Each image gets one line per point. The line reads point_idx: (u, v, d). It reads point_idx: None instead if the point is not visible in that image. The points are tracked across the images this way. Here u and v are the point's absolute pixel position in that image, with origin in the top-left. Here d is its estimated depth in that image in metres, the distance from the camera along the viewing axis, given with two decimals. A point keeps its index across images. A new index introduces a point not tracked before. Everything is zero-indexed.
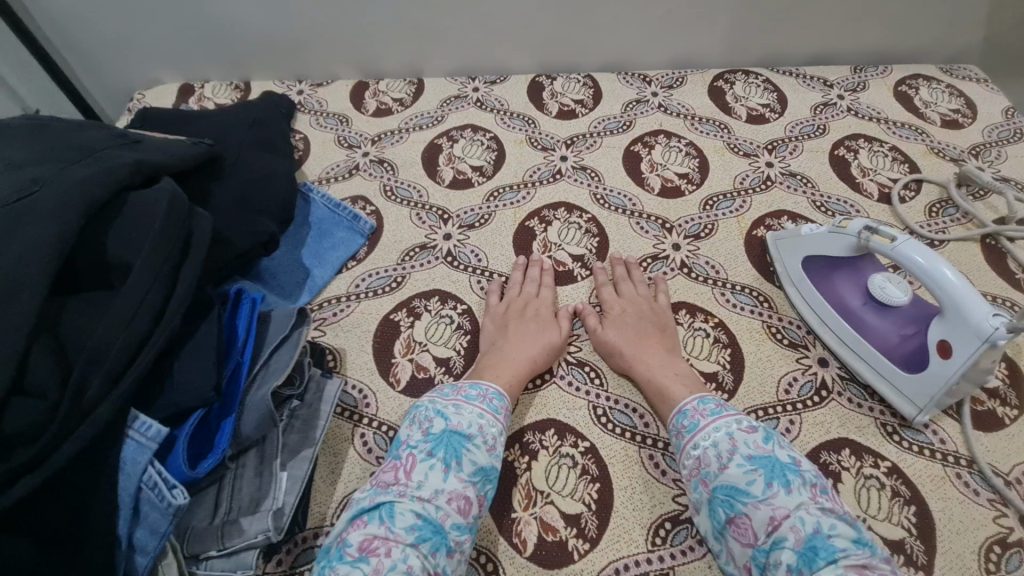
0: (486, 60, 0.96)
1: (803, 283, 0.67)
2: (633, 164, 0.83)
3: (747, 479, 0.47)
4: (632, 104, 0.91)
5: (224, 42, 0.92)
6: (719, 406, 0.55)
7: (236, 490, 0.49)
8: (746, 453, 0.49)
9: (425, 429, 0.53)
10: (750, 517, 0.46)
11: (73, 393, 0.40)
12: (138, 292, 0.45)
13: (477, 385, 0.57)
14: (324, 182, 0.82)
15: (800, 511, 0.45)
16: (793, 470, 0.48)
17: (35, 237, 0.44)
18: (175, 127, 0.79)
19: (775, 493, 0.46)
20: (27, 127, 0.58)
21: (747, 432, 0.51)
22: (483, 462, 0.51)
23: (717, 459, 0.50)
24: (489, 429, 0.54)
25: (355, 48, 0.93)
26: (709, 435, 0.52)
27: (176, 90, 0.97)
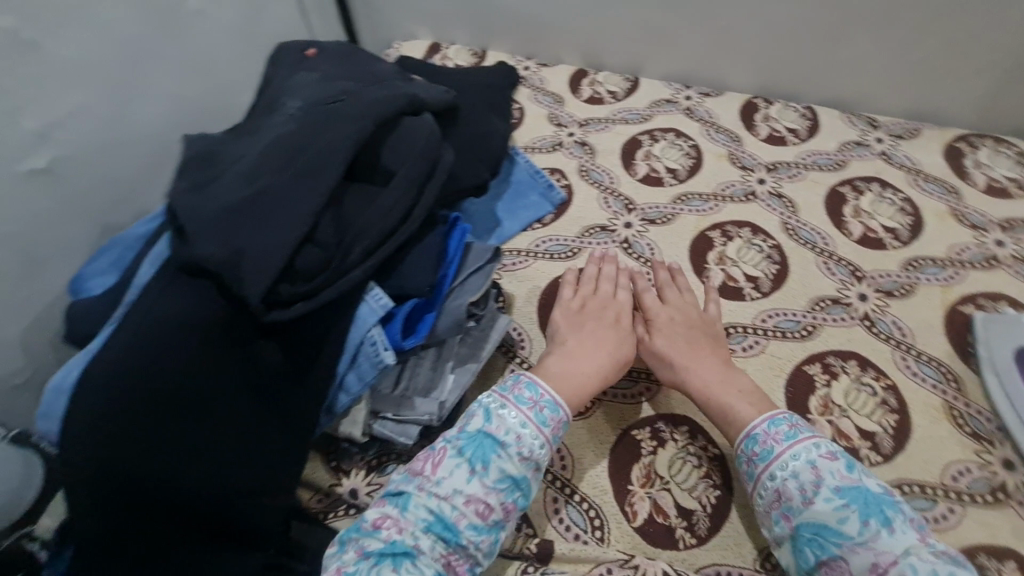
0: (707, 72, 0.98)
1: (1009, 375, 0.61)
2: (836, 204, 0.80)
3: (838, 516, 0.46)
4: (849, 145, 0.87)
5: (479, 13, 1.05)
6: (793, 428, 0.53)
7: (414, 374, 0.58)
8: (833, 485, 0.48)
9: (463, 424, 0.53)
10: (847, 561, 0.45)
11: (341, 256, 0.52)
12: (397, 194, 0.56)
13: (530, 387, 0.55)
14: (529, 149, 0.91)
15: (909, 557, 0.43)
16: (889, 505, 0.46)
17: (343, 131, 0.56)
18: (426, 75, 0.93)
19: (874, 536, 0.45)
20: (339, 51, 0.73)
21: (828, 459, 0.50)
22: (510, 472, 0.50)
23: (800, 493, 0.49)
24: (528, 438, 0.52)
25: (588, 36, 1.01)
26: (787, 465, 0.50)
27: (426, 46, 1.12)
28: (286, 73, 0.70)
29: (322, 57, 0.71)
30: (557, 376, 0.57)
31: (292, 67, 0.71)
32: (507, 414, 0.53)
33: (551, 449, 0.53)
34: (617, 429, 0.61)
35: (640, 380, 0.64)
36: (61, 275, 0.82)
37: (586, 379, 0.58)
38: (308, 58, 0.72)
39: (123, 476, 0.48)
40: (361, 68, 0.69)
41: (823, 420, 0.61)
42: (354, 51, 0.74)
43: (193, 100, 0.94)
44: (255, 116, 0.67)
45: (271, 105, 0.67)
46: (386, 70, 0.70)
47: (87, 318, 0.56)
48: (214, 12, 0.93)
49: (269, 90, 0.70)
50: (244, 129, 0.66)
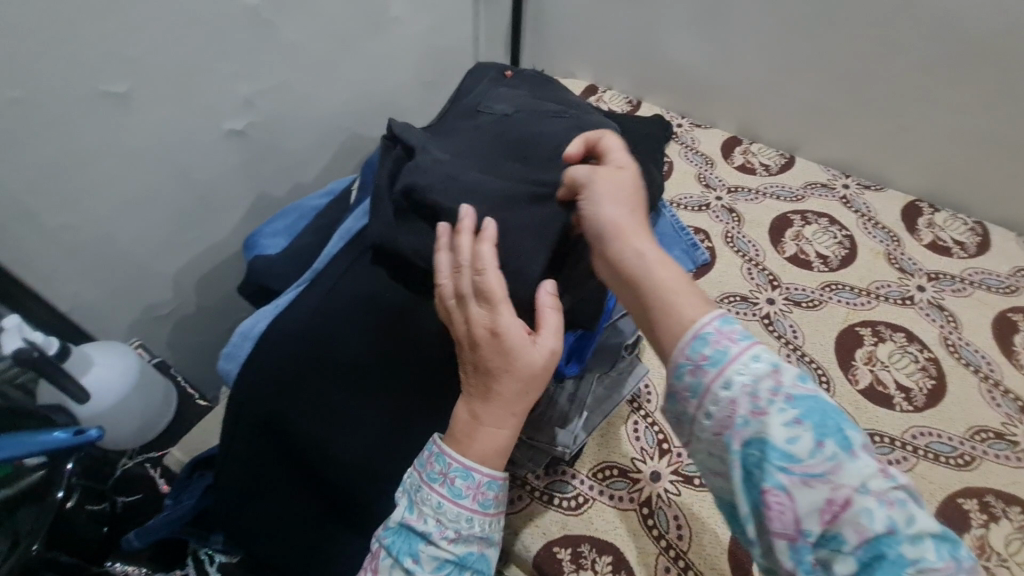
0: (870, 165, 0.95)
1: None
2: (1005, 331, 0.74)
3: (791, 435, 0.35)
4: (1023, 271, 0.81)
5: (646, 65, 1.08)
6: (743, 327, 0.40)
7: (553, 404, 0.60)
8: (788, 394, 0.36)
9: (387, 519, 0.46)
10: (796, 500, 0.34)
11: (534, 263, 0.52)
12: None
13: (438, 458, 0.44)
14: (676, 205, 0.91)
15: (867, 496, 0.33)
16: (843, 420, 0.36)
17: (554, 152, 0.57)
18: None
19: (835, 467, 0.34)
20: (540, 80, 0.76)
21: (782, 363, 0.38)
22: (442, 556, 0.43)
23: (749, 404, 0.36)
24: (448, 518, 0.43)
25: (751, 107, 1.01)
26: (740, 369, 0.37)
27: (584, 86, 1.15)
28: (489, 88, 0.73)
29: (524, 83, 0.74)
30: (464, 433, 0.44)
31: (495, 85, 0.73)
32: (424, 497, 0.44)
33: (487, 518, 0.44)
34: None
35: None
36: (226, 225, 0.89)
37: (499, 431, 0.44)
38: (512, 81, 0.74)
39: (291, 429, 0.50)
40: (564, 99, 0.70)
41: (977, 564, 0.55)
42: (551, 84, 0.76)
43: (370, 95, 1.01)
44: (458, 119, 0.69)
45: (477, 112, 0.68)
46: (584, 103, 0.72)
47: (268, 274, 0.60)
48: (408, 21, 1.01)
49: (471, 100, 0.72)
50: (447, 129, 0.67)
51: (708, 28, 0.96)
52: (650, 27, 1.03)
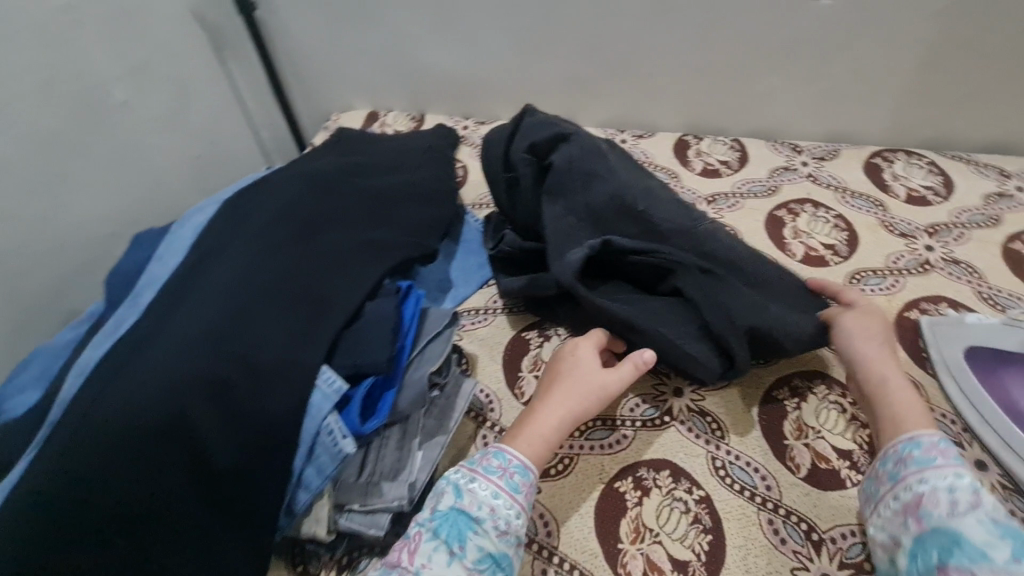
0: (637, 116, 1.02)
1: (963, 374, 0.62)
2: (776, 227, 0.83)
3: (984, 539, 0.44)
4: (778, 170, 0.91)
5: (415, 80, 1.08)
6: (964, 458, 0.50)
7: (379, 458, 0.54)
8: (991, 514, 0.45)
9: (434, 505, 0.52)
10: None
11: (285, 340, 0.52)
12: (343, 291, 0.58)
13: (498, 456, 0.54)
14: (478, 207, 0.91)
15: None
16: None
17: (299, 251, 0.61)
18: (362, 153, 0.90)
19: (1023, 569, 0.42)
20: (345, 166, 0.81)
21: (977, 496, 0.47)
22: (490, 549, 0.49)
23: (946, 506, 0.47)
24: (502, 510, 0.51)
25: (522, 94, 1.05)
26: (943, 477, 0.48)
27: (365, 115, 1.13)
28: (542, 136, 0.73)
29: (609, 148, 0.77)
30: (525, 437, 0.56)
31: (602, 161, 0.71)
32: (478, 488, 0.52)
33: (525, 519, 0.51)
34: (599, 482, 0.60)
35: (614, 430, 0.63)
36: None
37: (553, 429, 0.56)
38: (592, 151, 0.71)
39: None
40: (604, 158, 0.71)
41: (800, 444, 0.61)
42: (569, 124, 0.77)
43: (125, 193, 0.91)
44: (557, 193, 0.70)
45: (535, 172, 0.73)
46: (605, 150, 0.74)
47: (9, 442, 0.51)
48: (139, 103, 0.93)
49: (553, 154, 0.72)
50: (581, 203, 0.69)
51: (453, 32, 0.98)
52: (401, 43, 1.02)
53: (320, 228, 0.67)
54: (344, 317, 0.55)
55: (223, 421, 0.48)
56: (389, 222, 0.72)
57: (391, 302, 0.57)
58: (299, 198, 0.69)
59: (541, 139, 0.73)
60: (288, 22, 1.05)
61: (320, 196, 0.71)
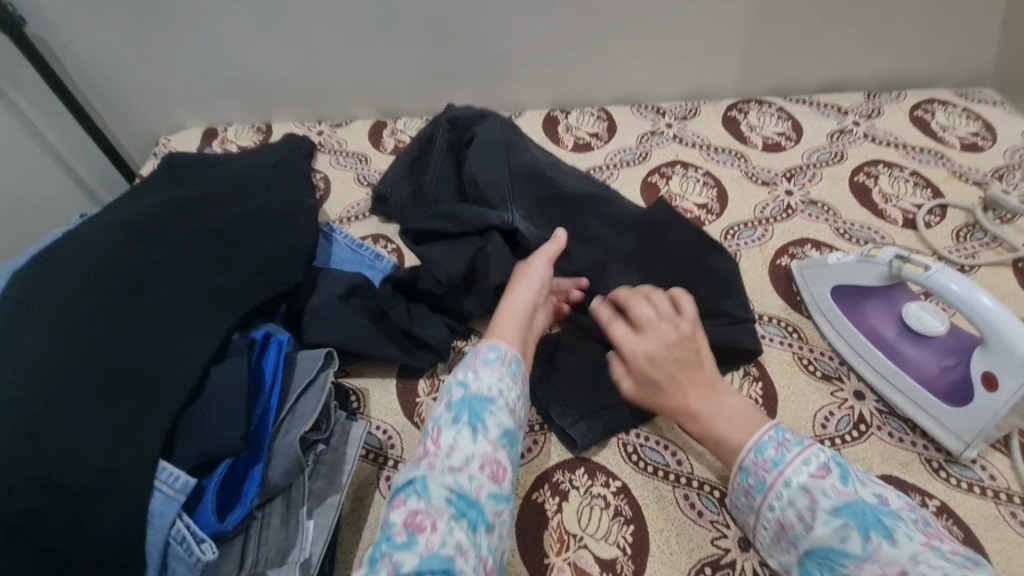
0: (502, 98, 0.98)
1: (834, 313, 0.65)
2: (652, 195, 0.83)
3: (839, 536, 0.43)
4: (646, 135, 0.92)
5: (252, 87, 0.96)
6: (780, 447, 0.49)
7: (262, 541, 0.47)
8: (829, 505, 0.45)
9: (446, 402, 0.52)
10: None
11: (125, 430, 0.44)
12: (193, 347, 0.51)
13: (492, 348, 0.55)
14: (345, 221, 0.83)
15: (918, 565, 0.40)
16: (886, 513, 0.44)
17: (139, 312, 0.52)
18: (194, 182, 0.77)
19: (878, 548, 0.42)
20: (190, 197, 0.70)
21: (821, 477, 0.46)
22: (507, 424, 0.50)
23: (800, 520, 0.46)
24: (506, 391, 0.52)
25: (374, 88, 0.96)
26: (781, 493, 0.47)
27: (201, 134, 0.99)
28: (464, 121, 0.79)
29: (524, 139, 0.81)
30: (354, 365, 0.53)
31: (518, 138, 0.78)
32: (480, 376, 0.53)
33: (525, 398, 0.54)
34: (517, 497, 0.57)
35: (523, 438, 0.61)
36: None
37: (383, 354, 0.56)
38: (510, 127, 0.78)
39: None
40: (520, 134, 0.78)
41: None
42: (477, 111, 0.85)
43: None
44: (476, 161, 0.75)
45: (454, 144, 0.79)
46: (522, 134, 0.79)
47: None
48: None
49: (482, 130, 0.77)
50: (501, 175, 0.73)
51: (281, 30, 0.88)
52: (223, 45, 0.90)
53: (144, 285, 0.55)
54: (181, 398, 0.47)
55: (41, 567, 0.40)
56: (235, 261, 0.62)
57: (243, 365, 0.50)
58: (109, 254, 0.57)
59: (462, 112, 0.79)
60: (75, 35, 0.88)
61: (139, 246, 0.59)
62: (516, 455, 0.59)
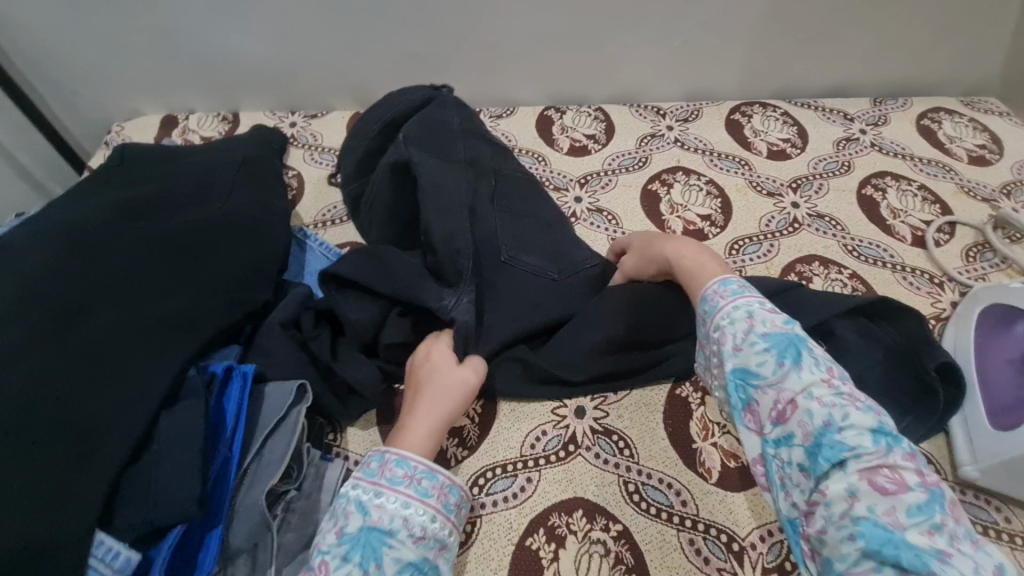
0: (493, 92, 0.91)
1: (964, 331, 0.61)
2: (652, 204, 0.78)
3: (757, 360, 0.44)
4: (646, 138, 0.86)
5: (217, 71, 0.87)
6: (742, 287, 0.49)
7: None
8: (762, 331, 0.44)
9: (339, 527, 0.44)
10: (759, 403, 0.43)
11: (55, 500, 0.39)
12: (137, 391, 0.45)
13: (400, 462, 0.46)
14: (320, 225, 0.76)
15: (811, 394, 0.41)
16: (806, 347, 0.44)
17: (73, 348, 0.45)
18: (148, 180, 0.69)
19: (786, 375, 0.43)
20: (141, 199, 0.62)
21: (769, 313, 0.46)
22: (410, 558, 0.42)
23: (733, 341, 0.45)
24: (413, 517, 0.44)
25: (353, 77, 0.88)
26: (727, 314, 0.46)
27: (159, 123, 0.90)
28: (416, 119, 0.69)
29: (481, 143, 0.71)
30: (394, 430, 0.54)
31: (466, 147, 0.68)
32: (383, 499, 0.44)
33: (445, 519, 0.45)
34: (509, 543, 0.52)
35: (516, 475, 0.56)
36: None
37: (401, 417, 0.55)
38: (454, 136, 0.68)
39: None
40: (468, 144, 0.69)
41: (707, 445, 0.57)
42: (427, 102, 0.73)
43: None
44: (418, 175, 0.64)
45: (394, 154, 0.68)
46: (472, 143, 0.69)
47: None
48: None
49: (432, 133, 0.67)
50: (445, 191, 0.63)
51: (247, 10, 0.80)
52: (184, 25, 0.81)
53: (87, 312, 0.49)
54: (123, 457, 0.42)
55: None
56: (192, 277, 0.55)
57: (199, 409, 0.44)
58: (42, 275, 0.49)
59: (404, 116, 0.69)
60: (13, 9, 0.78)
61: (79, 262, 0.52)
62: (507, 496, 0.55)
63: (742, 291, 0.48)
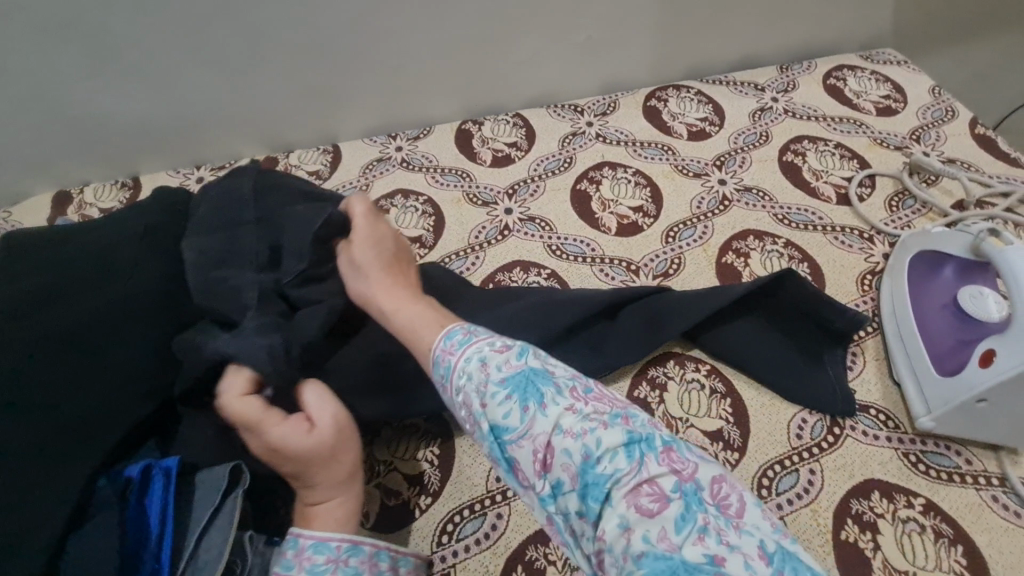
0: (406, 114, 0.88)
1: (900, 280, 0.62)
2: (583, 204, 0.77)
3: (502, 412, 0.37)
4: (568, 138, 0.85)
5: (104, 138, 0.81)
6: (469, 333, 0.42)
7: None
8: (500, 377, 0.38)
9: None
10: (517, 459, 0.37)
11: None
12: (36, 522, 0.40)
13: (318, 549, 0.43)
14: None
15: (559, 430, 0.36)
16: (546, 378, 0.38)
17: None
18: (31, 257, 0.60)
19: (534, 420, 0.37)
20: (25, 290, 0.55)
21: (499, 352, 0.40)
22: None
23: (478, 396, 0.38)
24: None
25: (255, 121, 0.84)
26: (460, 370, 0.40)
27: (53, 203, 0.84)
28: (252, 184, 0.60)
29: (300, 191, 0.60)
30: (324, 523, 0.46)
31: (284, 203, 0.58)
32: None
33: None
34: None
35: (485, 514, 0.53)
36: None
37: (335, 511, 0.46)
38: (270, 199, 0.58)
39: None
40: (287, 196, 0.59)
41: None
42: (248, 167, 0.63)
43: None
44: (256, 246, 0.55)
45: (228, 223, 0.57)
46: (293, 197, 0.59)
47: None
48: None
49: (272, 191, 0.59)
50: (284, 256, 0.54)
51: (124, 69, 0.74)
52: (56, 95, 0.75)
53: None
54: None
55: None
56: (91, 375, 0.48)
57: (113, 526, 0.41)
58: None
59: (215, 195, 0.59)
60: None
61: None
62: (479, 538, 0.52)
63: (467, 339, 0.42)
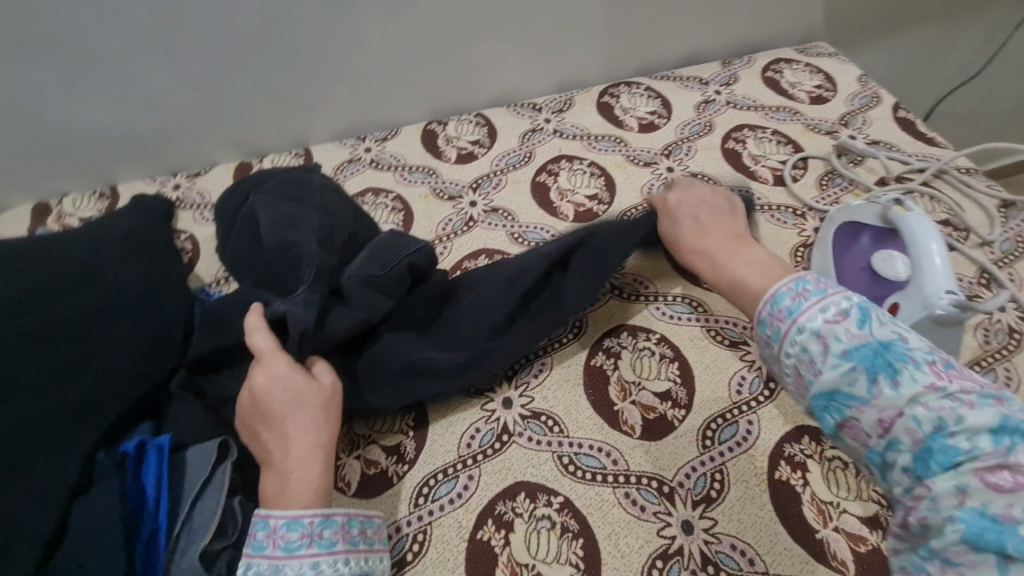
0: (373, 117, 0.93)
1: (824, 247, 0.69)
2: (542, 194, 0.83)
3: (846, 380, 0.40)
4: (527, 134, 0.91)
5: (80, 150, 0.84)
6: (820, 284, 0.45)
7: None
8: (842, 349, 0.41)
9: None
10: (855, 420, 0.40)
11: None
12: (43, 492, 0.45)
13: (290, 527, 0.45)
14: (223, 281, 0.75)
15: (914, 406, 0.38)
16: (902, 353, 0.40)
17: None
18: (9, 260, 0.63)
19: (886, 391, 0.39)
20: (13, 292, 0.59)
21: (839, 320, 0.42)
22: None
23: (812, 367, 0.42)
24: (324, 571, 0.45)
25: (228, 127, 0.88)
26: (811, 321, 0.43)
27: (32, 214, 0.86)
28: (279, 177, 0.69)
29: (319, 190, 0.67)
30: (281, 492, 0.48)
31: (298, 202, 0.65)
32: (286, 567, 0.44)
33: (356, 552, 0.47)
34: (462, 541, 0.54)
35: (458, 477, 0.58)
36: None
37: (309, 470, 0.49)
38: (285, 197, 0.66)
39: None
40: (302, 193, 0.66)
41: (627, 405, 0.62)
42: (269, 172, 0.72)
43: None
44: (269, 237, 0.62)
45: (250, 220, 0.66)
46: (305, 195, 0.66)
47: None
48: None
49: (289, 191, 0.67)
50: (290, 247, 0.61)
51: (98, 80, 0.78)
52: (30, 109, 0.78)
53: None
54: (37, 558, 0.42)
55: None
56: (87, 367, 0.54)
57: (115, 491, 0.45)
58: None
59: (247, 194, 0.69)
60: None
61: None
62: (453, 498, 0.57)
63: (799, 303, 0.44)
